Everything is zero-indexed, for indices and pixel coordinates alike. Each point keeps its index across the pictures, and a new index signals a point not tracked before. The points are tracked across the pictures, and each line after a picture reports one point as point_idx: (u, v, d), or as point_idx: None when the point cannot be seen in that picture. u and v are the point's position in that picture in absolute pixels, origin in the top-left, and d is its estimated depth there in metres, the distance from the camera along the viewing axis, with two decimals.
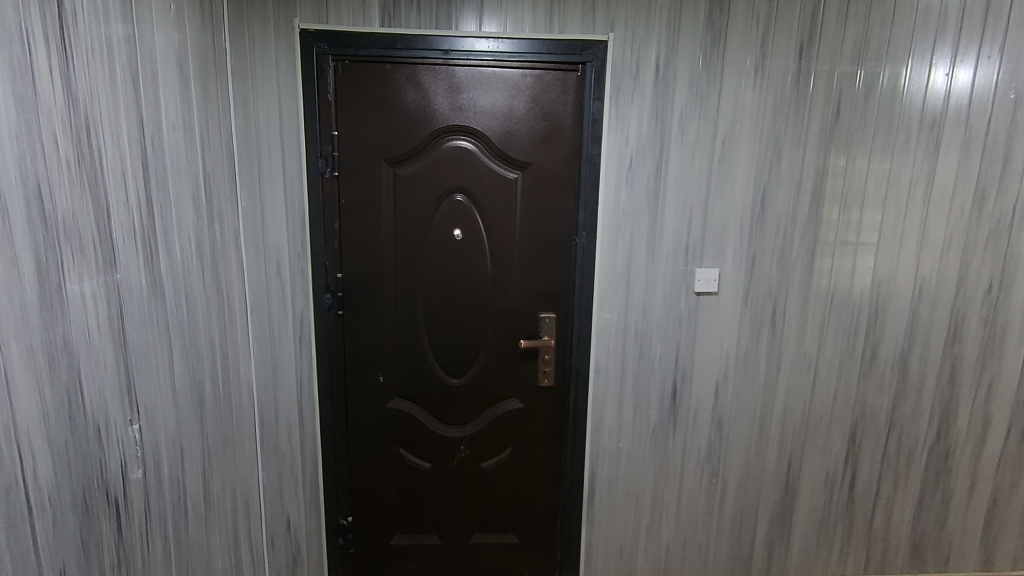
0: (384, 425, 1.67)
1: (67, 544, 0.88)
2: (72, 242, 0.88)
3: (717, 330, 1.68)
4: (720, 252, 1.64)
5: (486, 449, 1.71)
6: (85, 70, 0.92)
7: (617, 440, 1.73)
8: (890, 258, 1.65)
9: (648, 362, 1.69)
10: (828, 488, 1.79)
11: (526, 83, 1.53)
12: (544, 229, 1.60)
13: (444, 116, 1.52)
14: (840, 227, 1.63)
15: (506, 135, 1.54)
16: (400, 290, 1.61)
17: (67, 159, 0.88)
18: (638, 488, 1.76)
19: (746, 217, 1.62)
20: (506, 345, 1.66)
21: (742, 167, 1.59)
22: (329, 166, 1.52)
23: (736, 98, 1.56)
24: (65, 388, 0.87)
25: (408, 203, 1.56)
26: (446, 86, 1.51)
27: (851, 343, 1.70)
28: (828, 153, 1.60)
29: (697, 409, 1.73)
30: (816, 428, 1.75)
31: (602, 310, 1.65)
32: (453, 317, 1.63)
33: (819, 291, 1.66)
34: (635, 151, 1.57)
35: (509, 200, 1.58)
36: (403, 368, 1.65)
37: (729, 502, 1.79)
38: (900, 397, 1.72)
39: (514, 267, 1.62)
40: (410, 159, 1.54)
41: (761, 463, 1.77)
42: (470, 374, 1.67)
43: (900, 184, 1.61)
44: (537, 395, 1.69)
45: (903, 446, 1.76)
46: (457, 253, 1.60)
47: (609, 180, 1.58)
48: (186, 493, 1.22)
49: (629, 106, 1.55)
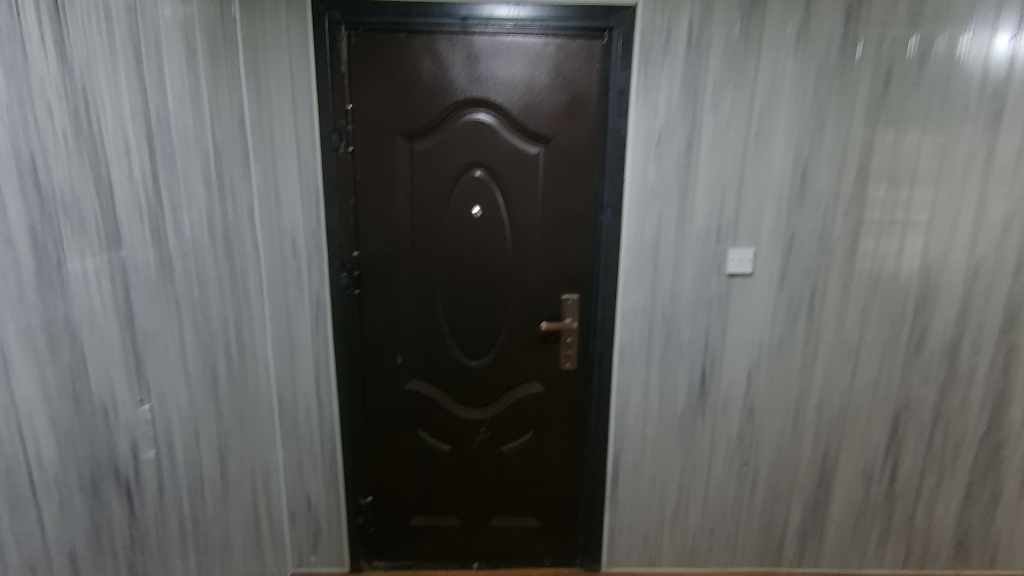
0: (401, 407, 1.65)
1: (76, 524, 0.87)
2: (71, 218, 0.86)
3: (749, 314, 1.59)
4: (754, 232, 1.53)
5: (506, 432, 1.67)
6: (81, 39, 0.89)
7: (642, 427, 1.66)
8: (943, 236, 1.52)
9: (676, 346, 1.61)
10: (865, 480, 1.70)
11: (549, 52, 1.44)
12: (567, 207, 1.52)
13: (460, 88, 1.46)
14: (887, 205, 1.51)
15: (527, 108, 1.46)
16: (416, 271, 1.57)
17: (63, 133, 0.85)
18: (663, 475, 1.69)
19: (784, 194, 1.51)
20: (526, 327, 1.60)
21: (780, 140, 1.48)
22: (343, 141, 1.48)
23: (775, 66, 1.44)
24: (68, 368, 0.85)
25: (425, 179, 1.51)
26: (463, 56, 1.44)
27: (896, 328, 1.59)
28: (876, 126, 1.47)
29: (726, 396, 1.64)
30: (854, 418, 1.66)
31: (627, 292, 1.57)
32: (472, 296, 1.59)
33: (862, 274, 1.55)
34: (664, 123, 1.47)
35: (530, 176, 1.51)
36: (421, 349, 1.61)
37: (759, 493, 1.71)
38: (948, 386, 1.62)
39: (535, 246, 1.55)
40: (427, 133, 1.49)
41: (794, 453, 1.69)
42: (489, 357, 1.62)
43: (956, 157, 1.48)
44: (558, 379, 1.64)
45: (950, 438, 1.65)
46: (476, 231, 1.55)
47: (635, 154, 1.49)
48: (202, 471, 1.22)
49: (658, 76, 1.44)
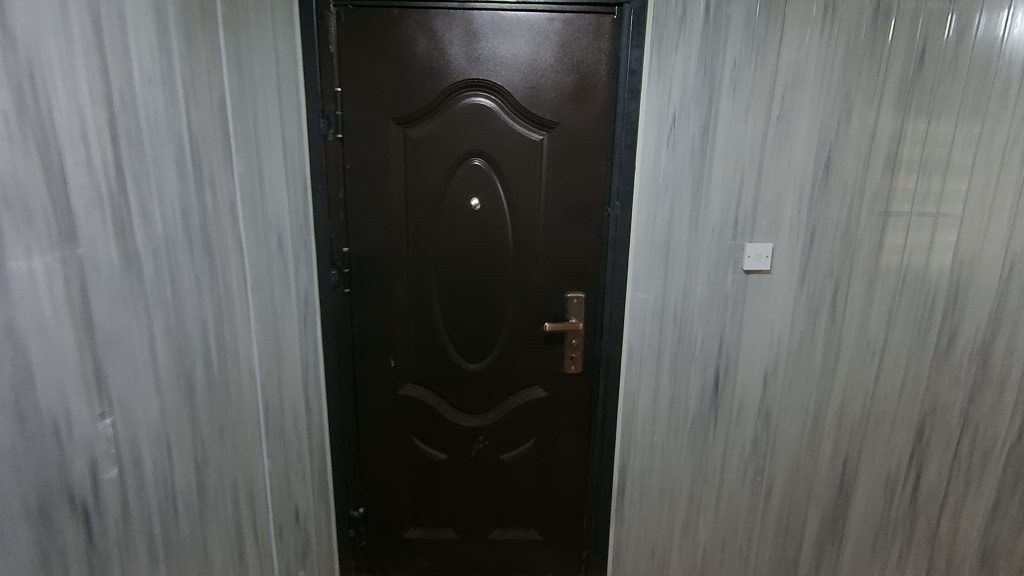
0: (394, 412, 1.56)
1: (21, 556, 0.77)
2: (14, 210, 0.75)
3: (767, 314, 1.48)
4: (774, 226, 1.42)
5: (507, 439, 1.57)
6: (26, 4, 0.77)
7: (651, 434, 1.56)
8: (976, 230, 1.42)
9: (688, 348, 1.50)
10: (887, 490, 1.61)
11: (554, 30, 1.33)
12: (572, 198, 1.42)
13: (458, 69, 1.35)
14: (918, 197, 1.41)
15: (531, 90, 1.36)
16: (411, 267, 1.47)
17: (3, 112, 0.74)
18: (673, 484, 1.59)
19: (806, 185, 1.40)
20: (529, 328, 1.50)
21: (803, 126, 1.37)
22: (332, 127, 1.39)
23: (799, 46, 1.33)
24: (11, 383, 0.75)
25: (420, 169, 1.41)
26: (462, 33, 1.33)
27: (924, 329, 1.49)
28: (907, 111, 1.36)
29: (741, 401, 1.54)
30: (877, 425, 1.56)
31: (637, 290, 1.46)
32: (471, 295, 1.48)
33: (888, 270, 1.45)
34: (679, 108, 1.36)
35: (533, 165, 1.40)
36: (416, 350, 1.52)
37: (775, 503, 1.62)
38: (978, 391, 1.52)
39: (539, 241, 1.44)
40: (422, 118, 1.38)
41: (812, 461, 1.59)
42: (489, 359, 1.52)
43: (993, 145, 1.37)
44: (563, 383, 1.53)
45: (978, 445, 1.56)
46: (475, 224, 1.44)
47: (647, 141, 1.37)
48: (176, 488, 1.10)
49: (673, 56, 1.33)
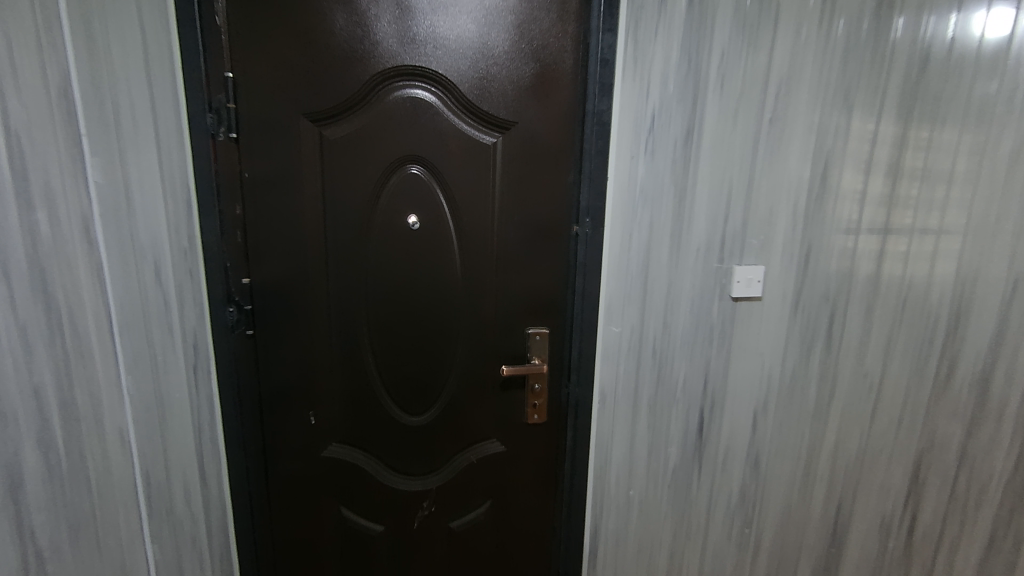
0: (316, 480, 1.26)
1: None
2: None
3: (756, 346, 1.29)
4: (766, 245, 1.23)
5: (458, 504, 1.30)
6: None
7: (627, 488, 1.33)
8: (979, 248, 1.27)
9: (669, 388, 1.29)
10: (882, 534, 1.45)
11: (509, 7, 1.08)
12: (534, 215, 1.17)
13: (388, 53, 1.07)
14: (920, 209, 1.25)
15: (480, 81, 1.10)
16: (333, 301, 1.18)
17: None
18: (652, 544, 1.37)
19: (801, 198, 1.21)
20: (482, 371, 1.24)
21: (798, 130, 1.18)
22: (222, 125, 1.05)
23: (796, 36, 1.13)
24: None
25: (342, 178, 1.12)
26: (392, 7, 1.05)
27: (923, 357, 1.34)
28: (909, 117, 1.20)
29: (727, 446, 1.34)
30: (873, 465, 1.39)
31: (610, 323, 1.23)
32: (411, 333, 1.20)
33: (888, 292, 1.29)
34: (659, 106, 1.13)
35: (485, 174, 1.14)
36: (342, 403, 1.22)
37: (763, 557, 1.43)
38: (976, 424, 1.37)
39: (492, 267, 1.19)
40: (343, 115, 1.09)
41: (804, 509, 1.41)
42: (435, 411, 1.25)
43: (998, 155, 1.22)
44: (523, 434, 1.28)
45: (975, 482, 1.41)
46: (413, 247, 1.17)
47: (622, 146, 1.14)
48: None
49: (652, 44, 1.10)
